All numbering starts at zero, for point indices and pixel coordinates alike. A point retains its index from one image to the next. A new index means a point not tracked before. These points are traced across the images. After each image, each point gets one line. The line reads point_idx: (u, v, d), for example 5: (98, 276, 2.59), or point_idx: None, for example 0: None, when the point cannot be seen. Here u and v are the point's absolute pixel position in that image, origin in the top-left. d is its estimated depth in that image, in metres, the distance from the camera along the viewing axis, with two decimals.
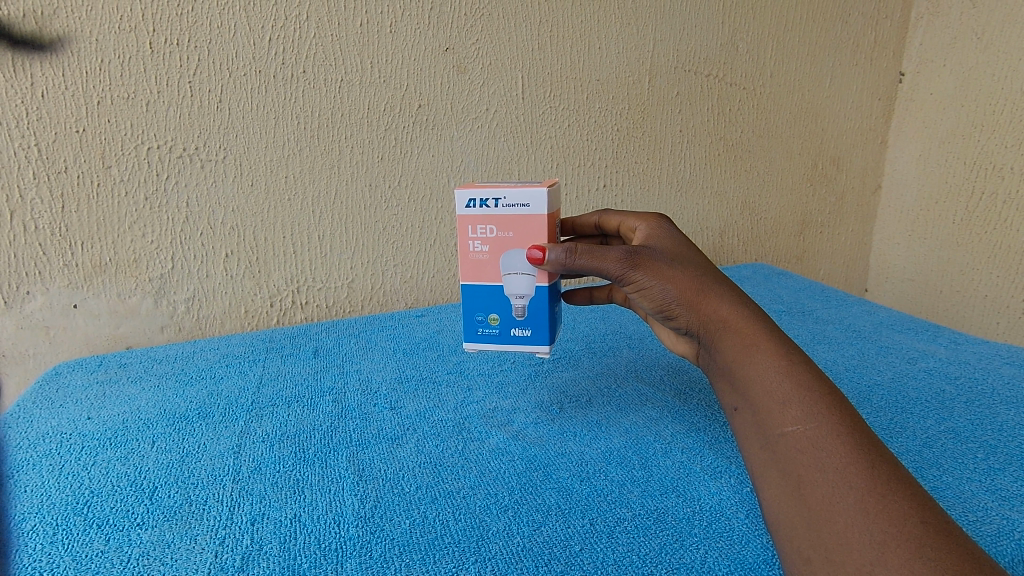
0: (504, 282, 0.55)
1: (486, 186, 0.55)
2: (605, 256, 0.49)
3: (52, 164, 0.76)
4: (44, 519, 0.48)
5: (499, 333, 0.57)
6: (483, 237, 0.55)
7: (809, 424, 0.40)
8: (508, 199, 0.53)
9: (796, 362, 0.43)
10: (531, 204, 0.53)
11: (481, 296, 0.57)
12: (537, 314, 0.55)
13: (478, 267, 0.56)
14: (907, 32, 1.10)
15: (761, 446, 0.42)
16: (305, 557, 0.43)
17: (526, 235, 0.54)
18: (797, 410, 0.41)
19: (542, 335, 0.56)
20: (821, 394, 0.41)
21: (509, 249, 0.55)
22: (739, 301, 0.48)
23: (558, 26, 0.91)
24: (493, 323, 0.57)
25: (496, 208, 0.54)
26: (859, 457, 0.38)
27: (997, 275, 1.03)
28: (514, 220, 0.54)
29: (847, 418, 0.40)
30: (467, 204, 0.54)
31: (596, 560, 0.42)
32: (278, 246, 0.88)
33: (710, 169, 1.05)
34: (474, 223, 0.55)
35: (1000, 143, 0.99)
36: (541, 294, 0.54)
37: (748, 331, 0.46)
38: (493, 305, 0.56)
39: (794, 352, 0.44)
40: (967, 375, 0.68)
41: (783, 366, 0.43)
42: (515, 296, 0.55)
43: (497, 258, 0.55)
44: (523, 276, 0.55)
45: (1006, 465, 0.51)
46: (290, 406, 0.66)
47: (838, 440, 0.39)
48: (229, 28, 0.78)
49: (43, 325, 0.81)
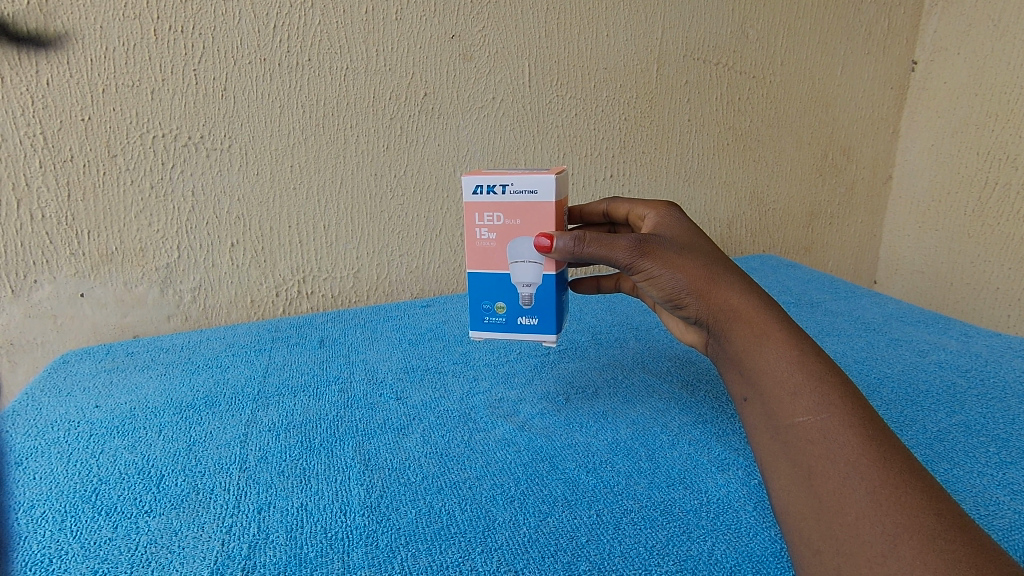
0: (512, 271, 0.55)
1: (494, 173, 0.54)
2: (614, 245, 0.49)
3: (58, 152, 0.76)
4: (53, 506, 0.49)
5: (506, 322, 0.56)
6: (490, 225, 0.54)
7: (821, 414, 0.39)
8: (516, 186, 0.53)
9: (808, 353, 0.43)
10: (539, 191, 0.52)
11: (487, 284, 0.56)
12: (544, 302, 0.55)
13: (485, 255, 0.56)
14: (921, 20, 1.08)
15: (771, 437, 0.41)
16: (311, 546, 0.43)
17: (534, 223, 0.53)
18: (807, 401, 0.40)
19: (549, 323, 0.55)
20: (833, 385, 0.41)
21: (517, 237, 0.54)
22: (750, 290, 0.47)
23: (565, 13, 0.89)
24: (500, 311, 0.56)
25: (504, 195, 0.53)
26: (871, 448, 0.37)
27: (1009, 267, 1.02)
28: (521, 207, 0.53)
29: (859, 409, 0.39)
30: (475, 191, 0.54)
31: (603, 551, 0.42)
32: (283, 236, 0.87)
33: (718, 159, 1.04)
34: (481, 211, 0.54)
35: (1014, 133, 0.98)
36: (549, 282, 0.54)
37: (758, 321, 0.45)
38: (500, 293, 0.56)
39: (806, 342, 0.44)
40: (978, 369, 0.67)
41: (794, 356, 0.43)
42: (521, 284, 0.55)
43: (504, 245, 0.55)
44: (531, 264, 0.54)
45: (1018, 459, 0.51)
46: (296, 395, 0.66)
47: (850, 431, 0.38)
48: (234, 16, 0.77)
49: (51, 314, 0.81)
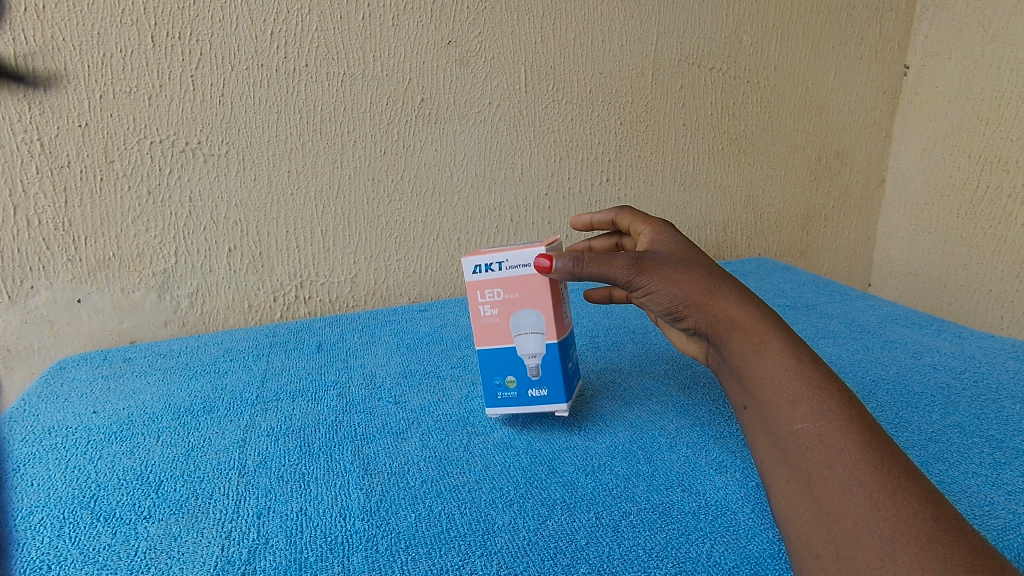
0: (516, 343, 0.54)
1: (492, 250, 0.54)
2: (612, 264, 0.49)
3: (56, 158, 0.76)
4: (51, 512, 0.49)
5: (517, 395, 0.57)
6: (492, 301, 0.54)
7: (819, 422, 0.40)
8: (512, 261, 0.52)
9: (805, 361, 0.43)
10: (533, 264, 0.52)
11: (496, 363, 0.56)
12: (552, 374, 0.55)
13: (490, 331, 0.55)
14: (912, 25, 1.09)
15: (770, 444, 0.42)
16: (311, 551, 0.43)
17: (534, 292, 0.53)
18: (806, 408, 0.41)
19: (558, 392, 0.55)
20: (831, 392, 0.41)
21: (518, 311, 0.54)
22: (747, 300, 0.48)
23: (561, 19, 0.90)
24: (511, 384, 0.56)
25: (502, 270, 0.53)
26: (869, 455, 0.38)
27: (1001, 269, 1.03)
28: (520, 281, 0.53)
29: (856, 415, 0.40)
30: (474, 269, 0.54)
31: (603, 554, 0.42)
32: (281, 241, 0.88)
33: (713, 163, 1.05)
34: (482, 288, 0.54)
35: (1005, 137, 0.99)
36: (553, 351, 0.54)
37: (756, 330, 0.46)
38: (508, 367, 0.56)
39: (804, 350, 0.44)
40: (972, 370, 0.67)
41: (793, 364, 0.43)
42: (526, 356, 0.54)
43: (507, 321, 0.54)
44: (533, 335, 0.53)
45: (1012, 460, 0.51)
46: (293, 400, 0.66)
47: (848, 438, 0.38)
48: (231, 22, 0.77)
49: (48, 320, 0.81)
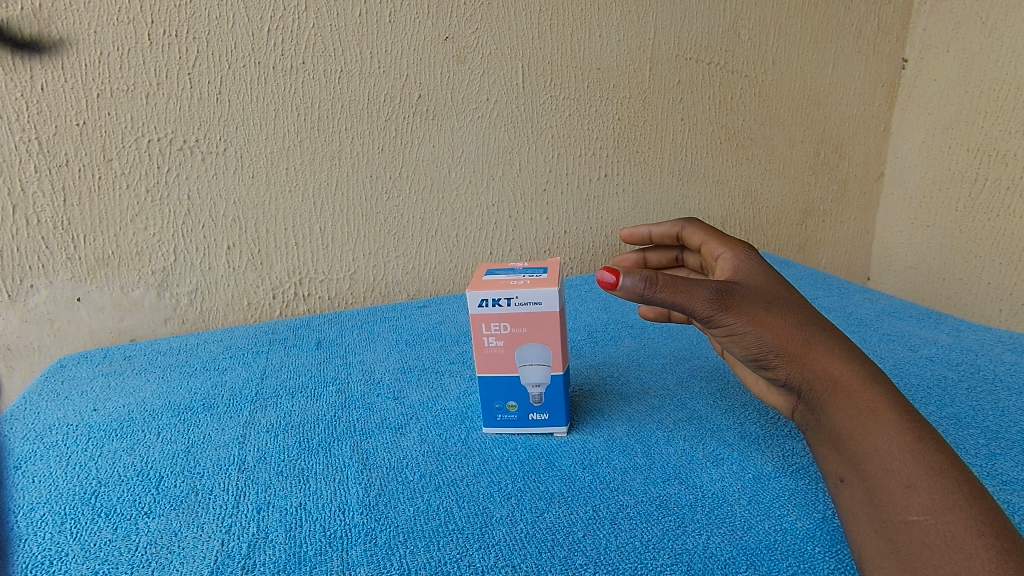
0: (520, 373, 0.53)
1: (496, 284, 0.52)
2: (691, 294, 0.46)
3: (54, 157, 0.76)
4: (53, 508, 0.49)
5: (518, 418, 0.56)
6: (498, 333, 0.52)
7: (941, 514, 0.37)
8: (521, 298, 0.51)
9: (923, 442, 0.40)
10: (543, 302, 0.51)
11: (497, 388, 0.55)
12: (554, 399, 0.55)
13: (494, 361, 0.53)
14: (910, 18, 1.09)
15: (876, 529, 0.39)
16: (311, 545, 0.44)
17: (541, 331, 0.52)
18: (925, 497, 0.38)
19: (559, 417, 0.55)
20: (956, 483, 0.38)
21: (525, 343, 0.52)
22: (852, 360, 0.46)
23: (558, 14, 0.90)
24: (511, 409, 0.56)
25: (509, 307, 0.51)
26: (1003, 563, 0.34)
27: (1000, 262, 1.03)
28: (528, 317, 0.52)
29: (986, 515, 0.37)
30: (479, 304, 0.52)
31: (599, 546, 0.42)
32: (279, 238, 0.88)
33: (712, 158, 1.05)
34: (489, 321, 0.52)
35: (1004, 130, 0.99)
36: (558, 381, 0.53)
37: (866, 399, 0.43)
38: (511, 393, 0.55)
39: (922, 430, 0.41)
40: (969, 362, 0.68)
41: (909, 445, 0.40)
42: (531, 385, 0.54)
43: (512, 353, 0.53)
44: (540, 367, 0.53)
45: (1007, 450, 0.51)
46: (293, 397, 0.66)
47: (980, 541, 0.35)
48: (228, 20, 0.77)
49: (48, 319, 0.81)
